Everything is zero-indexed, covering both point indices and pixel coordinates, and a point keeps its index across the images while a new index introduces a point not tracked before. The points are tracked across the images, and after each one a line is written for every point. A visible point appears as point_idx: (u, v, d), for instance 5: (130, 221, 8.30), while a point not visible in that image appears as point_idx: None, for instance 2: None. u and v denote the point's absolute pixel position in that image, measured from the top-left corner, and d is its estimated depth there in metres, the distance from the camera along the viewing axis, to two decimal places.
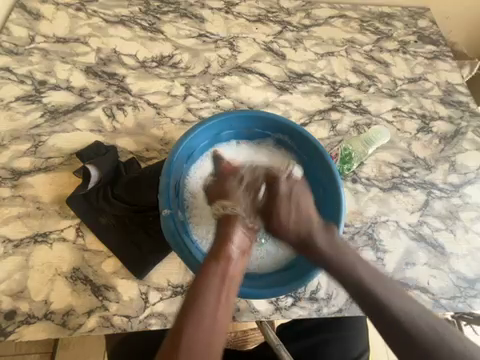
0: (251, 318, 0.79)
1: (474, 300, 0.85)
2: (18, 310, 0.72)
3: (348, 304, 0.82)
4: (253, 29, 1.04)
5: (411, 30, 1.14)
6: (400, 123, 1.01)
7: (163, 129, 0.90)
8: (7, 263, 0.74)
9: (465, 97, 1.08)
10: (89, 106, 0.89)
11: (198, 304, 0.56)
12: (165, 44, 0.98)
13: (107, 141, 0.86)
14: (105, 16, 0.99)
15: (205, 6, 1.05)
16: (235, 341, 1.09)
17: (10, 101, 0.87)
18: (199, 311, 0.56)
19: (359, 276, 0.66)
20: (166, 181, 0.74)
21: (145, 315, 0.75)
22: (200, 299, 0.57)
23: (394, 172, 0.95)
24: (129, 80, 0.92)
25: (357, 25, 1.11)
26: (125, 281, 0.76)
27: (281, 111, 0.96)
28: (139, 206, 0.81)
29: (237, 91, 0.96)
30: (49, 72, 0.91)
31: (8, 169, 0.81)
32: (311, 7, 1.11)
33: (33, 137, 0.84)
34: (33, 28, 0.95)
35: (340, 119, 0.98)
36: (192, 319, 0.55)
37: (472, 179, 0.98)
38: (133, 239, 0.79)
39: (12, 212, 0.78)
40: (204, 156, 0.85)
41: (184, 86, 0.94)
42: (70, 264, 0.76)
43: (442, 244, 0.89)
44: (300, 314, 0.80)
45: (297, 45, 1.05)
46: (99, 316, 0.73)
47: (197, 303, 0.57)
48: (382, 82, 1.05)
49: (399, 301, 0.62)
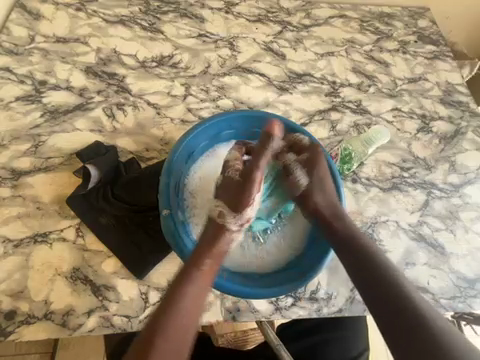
0: (251, 318, 0.79)
1: (474, 300, 0.86)
2: (18, 310, 0.72)
3: (348, 304, 0.82)
4: (253, 29, 1.04)
5: (411, 30, 1.14)
6: (400, 123, 1.01)
7: (163, 129, 0.90)
8: (7, 263, 0.74)
9: (465, 97, 1.08)
10: (89, 106, 0.89)
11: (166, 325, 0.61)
12: (165, 44, 0.98)
13: (107, 141, 0.87)
14: (105, 16, 0.99)
15: (205, 6, 1.05)
16: (235, 340, 1.09)
17: (10, 101, 0.87)
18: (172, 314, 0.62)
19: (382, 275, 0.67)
20: (166, 180, 0.75)
21: (145, 315, 0.75)
22: (168, 316, 0.62)
23: (394, 172, 0.95)
24: (129, 80, 0.92)
25: (357, 25, 1.11)
26: (125, 281, 0.77)
27: (281, 111, 0.96)
28: (139, 206, 0.81)
29: (237, 91, 0.96)
30: (49, 72, 0.91)
31: (8, 169, 0.81)
32: (311, 7, 1.11)
33: (33, 137, 0.84)
34: (33, 28, 0.95)
35: (340, 119, 0.98)
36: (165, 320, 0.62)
37: (472, 179, 0.98)
38: (133, 239, 0.79)
39: (12, 212, 0.78)
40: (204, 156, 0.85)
41: (184, 86, 0.94)
42: (70, 264, 0.76)
43: (442, 244, 0.89)
44: (300, 314, 0.80)
45: (297, 45, 1.05)
46: (99, 316, 0.73)
47: (168, 321, 0.61)
48: (382, 82, 1.05)
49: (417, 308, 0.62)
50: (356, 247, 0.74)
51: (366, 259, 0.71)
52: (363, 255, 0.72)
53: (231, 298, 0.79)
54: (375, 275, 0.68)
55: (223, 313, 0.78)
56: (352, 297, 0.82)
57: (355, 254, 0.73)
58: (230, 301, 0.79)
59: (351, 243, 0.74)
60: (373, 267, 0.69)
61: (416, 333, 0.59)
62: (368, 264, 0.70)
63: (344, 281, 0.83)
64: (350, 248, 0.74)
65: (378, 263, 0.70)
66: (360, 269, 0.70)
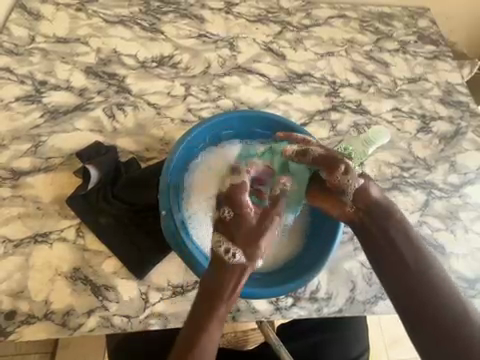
0: (251, 318, 0.79)
1: (474, 300, 0.86)
2: (18, 310, 0.72)
3: (348, 304, 0.82)
4: (253, 29, 1.04)
5: (411, 30, 1.15)
6: (400, 123, 1.01)
7: (163, 129, 0.90)
8: (7, 263, 0.74)
9: (465, 97, 1.08)
10: (89, 106, 0.89)
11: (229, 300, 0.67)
12: (165, 44, 0.98)
13: (107, 141, 0.87)
14: (105, 16, 0.99)
15: (205, 6, 1.05)
16: (235, 341, 1.09)
17: (10, 101, 0.87)
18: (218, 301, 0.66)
19: (419, 267, 0.71)
20: (165, 180, 0.77)
21: (145, 315, 0.75)
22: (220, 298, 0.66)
23: (394, 172, 0.95)
24: (129, 80, 0.92)
25: (357, 25, 1.11)
26: (125, 281, 0.77)
27: (281, 111, 0.96)
28: (139, 206, 0.80)
29: (237, 91, 0.96)
30: (49, 72, 0.91)
31: (8, 170, 0.81)
32: (311, 7, 1.11)
33: (34, 137, 0.84)
34: (33, 28, 0.95)
35: (340, 119, 0.98)
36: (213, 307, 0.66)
37: (472, 179, 0.98)
38: (133, 238, 0.79)
39: (12, 211, 0.78)
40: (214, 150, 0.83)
41: (184, 86, 0.94)
42: (70, 264, 0.76)
43: (442, 244, 0.89)
44: (300, 314, 0.80)
45: (297, 45, 1.05)
46: (99, 316, 0.74)
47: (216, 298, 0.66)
48: (382, 82, 1.05)
49: (447, 295, 0.69)
50: (402, 236, 0.75)
51: (403, 256, 0.73)
52: (411, 248, 0.73)
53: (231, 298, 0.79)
54: (425, 281, 0.70)
55: None
56: (352, 297, 0.82)
57: (399, 246, 0.74)
58: None
59: (396, 231, 0.75)
60: (421, 276, 0.71)
61: (447, 342, 0.66)
62: (414, 264, 0.72)
63: (344, 282, 0.83)
64: (403, 248, 0.73)
65: (424, 260, 0.72)
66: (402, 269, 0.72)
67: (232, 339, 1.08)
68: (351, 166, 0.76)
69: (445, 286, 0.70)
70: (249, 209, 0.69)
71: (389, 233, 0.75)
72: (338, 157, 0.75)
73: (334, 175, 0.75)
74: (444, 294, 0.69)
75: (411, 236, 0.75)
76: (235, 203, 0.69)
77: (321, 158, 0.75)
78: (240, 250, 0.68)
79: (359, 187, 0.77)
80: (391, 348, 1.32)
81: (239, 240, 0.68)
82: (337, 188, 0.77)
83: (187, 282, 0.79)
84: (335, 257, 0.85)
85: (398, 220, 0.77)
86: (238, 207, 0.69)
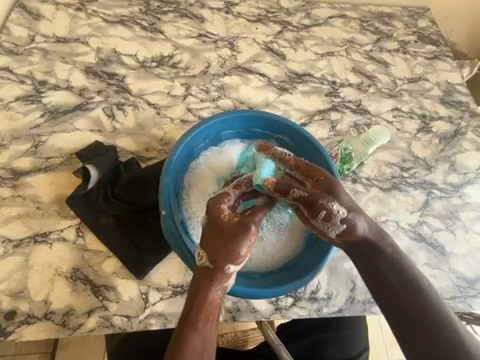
0: (251, 318, 0.79)
1: (474, 300, 0.86)
2: (18, 310, 0.72)
3: (348, 304, 0.82)
4: (253, 29, 1.04)
5: (411, 30, 1.15)
6: (400, 123, 1.01)
7: (163, 129, 0.90)
8: (7, 263, 0.74)
9: (465, 97, 1.08)
10: (89, 106, 0.89)
11: (208, 309, 0.60)
12: (165, 44, 0.98)
13: (107, 141, 0.86)
14: (105, 16, 0.99)
15: (205, 6, 1.05)
16: (235, 340, 1.10)
17: (10, 101, 0.87)
18: (197, 310, 0.60)
19: (409, 293, 0.61)
20: (166, 181, 0.75)
21: (145, 315, 0.75)
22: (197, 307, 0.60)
23: (394, 172, 0.95)
24: (129, 80, 0.92)
25: (357, 25, 1.11)
26: (125, 281, 0.77)
27: (281, 111, 0.96)
28: (140, 206, 0.80)
29: (237, 91, 0.96)
30: (49, 72, 0.91)
31: (8, 169, 0.81)
32: (311, 7, 1.11)
33: (34, 137, 0.84)
34: (33, 28, 0.95)
35: (340, 119, 0.98)
36: (191, 317, 0.59)
37: (472, 179, 0.98)
38: (133, 238, 0.79)
39: (12, 211, 0.78)
40: (214, 148, 0.85)
41: (184, 86, 0.94)
42: (69, 264, 0.76)
43: (442, 244, 0.89)
44: (300, 314, 0.80)
45: (297, 45, 1.05)
46: (99, 316, 0.74)
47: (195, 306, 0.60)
48: (382, 82, 1.05)
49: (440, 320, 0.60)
50: (391, 261, 0.63)
51: (393, 285, 0.62)
52: (402, 277, 0.62)
53: (231, 298, 0.79)
54: (416, 309, 0.60)
55: (223, 313, 0.78)
56: (351, 297, 0.82)
57: (388, 278, 0.62)
58: (230, 301, 0.79)
59: (384, 260, 0.63)
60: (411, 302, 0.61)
61: None
62: (409, 296, 0.61)
63: (344, 282, 0.83)
64: (388, 276, 0.62)
65: (418, 288, 0.62)
66: (396, 305, 0.61)
67: (231, 339, 1.09)
68: (335, 205, 0.62)
69: (444, 316, 0.60)
70: (223, 214, 0.63)
71: (377, 263, 0.63)
72: (320, 198, 0.62)
73: (313, 216, 0.63)
74: (438, 320, 0.60)
75: (396, 257, 0.63)
76: (213, 211, 0.64)
77: (301, 199, 0.64)
78: (209, 253, 0.61)
79: (344, 228, 0.63)
80: (391, 349, 1.32)
81: (211, 245, 0.61)
82: (315, 230, 0.65)
83: (187, 282, 0.79)
84: (335, 257, 0.85)
85: (383, 246, 0.64)
86: (212, 214, 0.64)
